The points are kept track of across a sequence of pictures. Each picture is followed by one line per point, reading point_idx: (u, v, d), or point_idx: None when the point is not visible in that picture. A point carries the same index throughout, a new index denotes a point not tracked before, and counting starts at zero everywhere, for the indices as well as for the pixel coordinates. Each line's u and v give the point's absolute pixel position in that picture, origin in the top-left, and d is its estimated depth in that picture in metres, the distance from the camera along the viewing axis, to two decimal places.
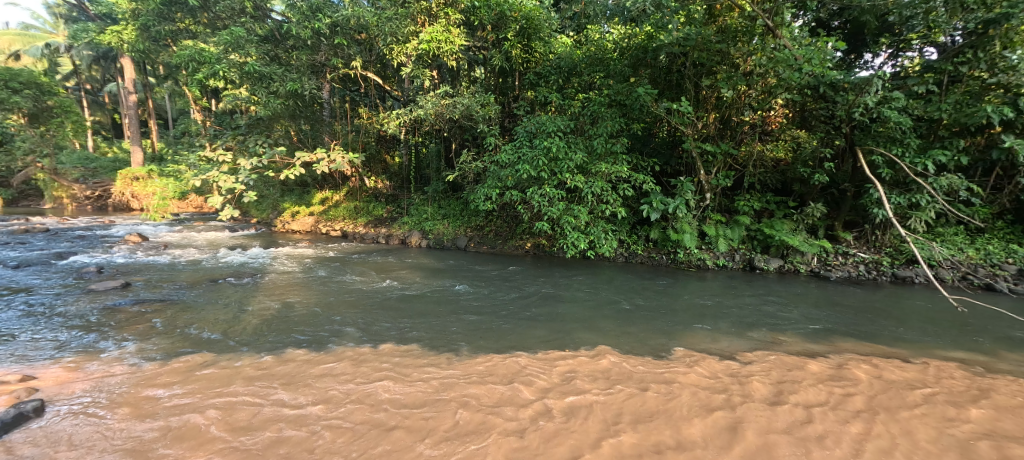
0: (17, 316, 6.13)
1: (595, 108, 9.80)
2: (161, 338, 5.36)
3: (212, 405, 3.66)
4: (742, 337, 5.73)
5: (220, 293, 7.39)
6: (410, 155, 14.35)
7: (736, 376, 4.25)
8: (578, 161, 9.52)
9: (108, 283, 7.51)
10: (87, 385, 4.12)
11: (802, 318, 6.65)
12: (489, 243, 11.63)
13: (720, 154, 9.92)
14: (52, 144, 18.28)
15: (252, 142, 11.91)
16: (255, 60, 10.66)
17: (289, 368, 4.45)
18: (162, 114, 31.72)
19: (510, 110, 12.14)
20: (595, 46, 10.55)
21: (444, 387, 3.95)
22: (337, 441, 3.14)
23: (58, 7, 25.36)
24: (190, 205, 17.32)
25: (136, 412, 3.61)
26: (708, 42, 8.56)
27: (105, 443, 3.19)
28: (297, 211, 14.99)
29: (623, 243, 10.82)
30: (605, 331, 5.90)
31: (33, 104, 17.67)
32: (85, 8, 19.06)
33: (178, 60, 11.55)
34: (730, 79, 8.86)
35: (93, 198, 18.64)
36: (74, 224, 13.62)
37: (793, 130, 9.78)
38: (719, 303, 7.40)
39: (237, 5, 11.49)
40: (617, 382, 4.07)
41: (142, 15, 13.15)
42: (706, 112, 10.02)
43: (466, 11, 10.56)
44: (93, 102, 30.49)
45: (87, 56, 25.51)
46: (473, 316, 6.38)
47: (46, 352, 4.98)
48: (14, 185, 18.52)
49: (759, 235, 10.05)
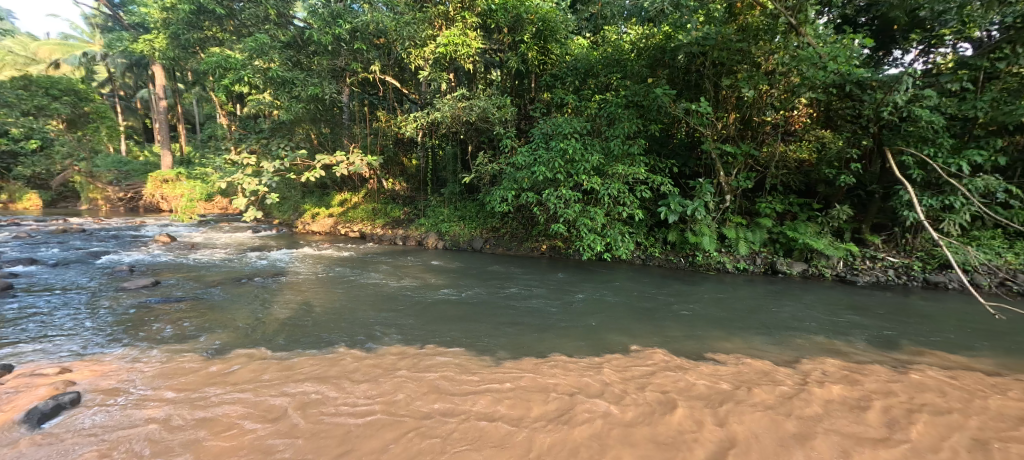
0: (59, 312, 6.47)
1: (612, 109, 9.74)
2: (191, 335, 5.58)
3: (242, 401, 3.82)
4: (766, 343, 5.61)
5: (244, 292, 7.63)
6: (427, 158, 14.52)
7: (760, 386, 4.17)
8: (595, 163, 9.47)
9: (139, 282, 7.82)
10: (120, 378, 4.32)
11: (828, 324, 6.47)
12: (504, 245, 11.67)
13: (741, 155, 9.72)
14: (88, 148, 19.10)
15: (274, 145, 12.18)
16: (278, 66, 10.95)
17: (313, 367, 4.58)
18: (190, 119, 32.84)
19: (525, 112, 12.12)
20: (612, 47, 10.54)
21: (464, 389, 4.04)
22: (358, 440, 3.23)
23: (95, 17, 26.67)
24: (215, 206, 17.91)
25: (167, 406, 3.75)
26: (728, 41, 8.43)
27: (138, 432, 3.35)
28: (317, 212, 15.34)
29: (640, 246, 10.69)
30: (623, 335, 5.85)
31: (71, 110, 18.54)
32: (119, 18, 19.89)
33: (205, 67, 11.94)
34: (752, 79, 8.69)
35: (125, 199, 19.49)
36: (108, 225, 14.24)
37: (817, 130, 9.53)
38: (740, 308, 7.25)
39: (261, 13, 11.81)
40: (638, 389, 4.05)
41: (172, 24, 13.66)
42: (727, 112, 9.86)
43: (483, 15, 10.60)
44: (126, 108, 31.93)
45: (121, 64, 26.67)
46: (490, 319, 6.43)
47: (85, 346, 5.26)
48: (53, 187, 19.46)
49: (782, 238, 9.81)
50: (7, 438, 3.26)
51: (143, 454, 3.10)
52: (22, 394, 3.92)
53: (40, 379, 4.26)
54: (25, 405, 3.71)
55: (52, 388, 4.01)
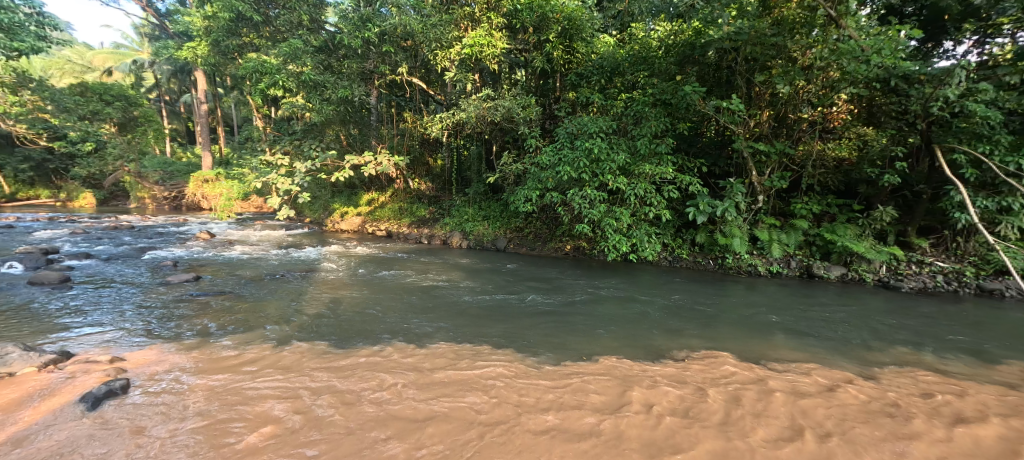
0: (110, 303, 6.93)
1: (638, 108, 9.56)
2: (228, 329, 5.86)
3: (275, 390, 4.02)
4: (798, 350, 5.41)
5: (278, 288, 7.97)
6: (452, 158, 14.67)
7: (788, 392, 4.03)
8: (621, 162, 9.34)
9: (182, 276, 8.28)
10: (164, 367, 4.60)
11: (866, 331, 6.17)
12: (528, 244, 11.69)
13: (775, 154, 9.35)
14: (137, 149, 20.30)
15: (306, 146, 12.61)
16: (311, 70, 11.31)
17: (341, 360, 4.74)
18: (229, 121, 34.38)
19: (551, 112, 12.07)
20: (640, 45, 10.37)
21: (486, 385, 4.13)
22: (382, 428, 3.37)
23: (144, 26, 28.39)
24: (251, 205, 18.72)
25: (207, 394, 3.97)
26: (762, 35, 8.13)
27: (182, 416, 3.59)
28: (346, 211, 15.78)
29: (667, 247, 10.47)
30: (646, 338, 5.76)
31: (122, 114, 19.75)
32: (165, 27, 21.04)
33: (243, 72, 12.49)
34: (787, 74, 8.38)
35: (170, 198, 20.66)
36: (154, 222, 15.12)
37: (858, 126, 9.07)
38: (770, 312, 7.01)
39: (295, 19, 12.22)
40: (661, 392, 3.98)
41: (213, 32, 14.35)
42: (760, 109, 9.52)
43: (508, 14, 10.61)
44: (171, 112, 33.82)
45: (167, 71, 28.29)
46: (512, 319, 6.47)
47: (136, 336, 5.63)
48: (106, 186, 20.80)
49: (819, 240, 9.37)
50: (68, 418, 3.54)
51: (187, 433, 3.34)
52: (79, 379, 4.24)
53: (95, 366, 4.59)
54: (82, 389, 4.01)
55: (104, 375, 4.32)
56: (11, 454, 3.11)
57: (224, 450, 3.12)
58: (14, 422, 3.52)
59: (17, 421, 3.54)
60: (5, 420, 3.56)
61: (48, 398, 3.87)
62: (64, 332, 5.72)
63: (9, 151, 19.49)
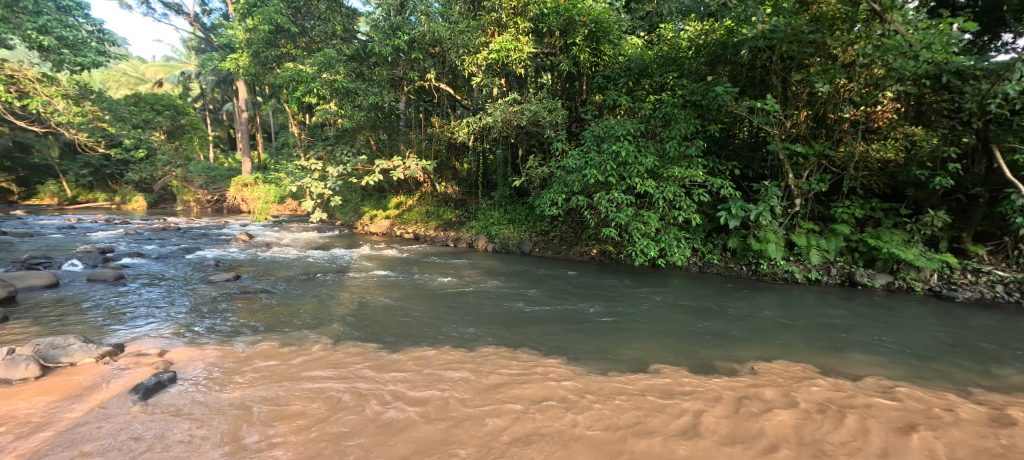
0: (158, 300, 7.39)
1: (667, 110, 9.35)
2: (264, 327, 6.12)
3: (308, 387, 4.21)
4: (835, 361, 5.16)
5: (312, 288, 8.28)
6: (478, 162, 14.78)
7: (823, 407, 3.87)
8: (649, 165, 9.17)
9: (223, 275, 8.72)
10: (207, 361, 4.87)
11: (911, 344, 5.82)
12: (554, 248, 11.66)
13: (813, 156, 8.93)
14: (184, 156, 21.55)
15: (338, 151, 13.06)
16: (343, 78, 11.75)
17: (371, 360, 4.91)
18: (266, 128, 35.92)
19: (577, 115, 12.01)
20: (668, 46, 10.20)
21: (511, 388, 4.19)
22: (411, 427, 3.48)
23: (192, 40, 30.17)
24: (286, 208, 19.54)
25: (246, 388, 4.20)
26: (799, 32, 7.83)
27: (224, 408, 3.81)
28: (375, 214, 16.21)
29: (697, 252, 10.20)
30: (672, 345, 5.64)
31: (171, 123, 21.03)
32: (211, 40, 22.27)
33: (281, 81, 13.07)
34: (827, 72, 8.04)
35: (213, 201, 21.89)
36: (198, 224, 15.99)
37: (906, 126, 8.59)
38: (806, 321, 6.72)
39: (329, 29, 12.66)
40: (687, 403, 3.90)
41: (254, 44, 15.08)
42: (797, 109, 9.17)
43: (535, 19, 10.59)
44: (214, 119, 35.70)
45: (211, 81, 29.90)
46: (535, 323, 6.47)
47: (181, 331, 5.98)
48: (156, 190, 22.19)
49: (862, 246, 8.86)
50: (121, 407, 3.79)
51: (229, 425, 3.54)
52: (131, 371, 4.55)
53: (145, 359, 4.90)
54: (135, 380, 4.31)
55: (154, 367, 4.62)
56: (71, 437, 3.37)
57: (259, 444, 3.27)
58: (73, 410, 3.79)
59: (76, 409, 3.81)
60: (66, 407, 3.84)
61: (104, 388, 4.17)
62: (118, 326, 6.13)
63: (73, 157, 21.15)
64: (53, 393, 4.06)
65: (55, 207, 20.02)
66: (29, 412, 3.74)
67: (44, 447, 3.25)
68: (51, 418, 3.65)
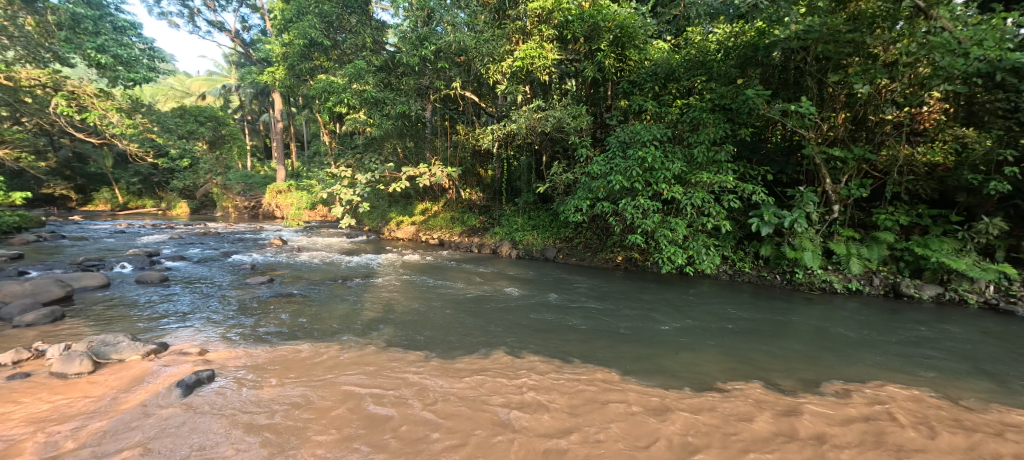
0: (198, 302, 7.76)
1: (695, 114, 9.15)
2: (295, 330, 6.35)
3: (336, 387, 4.35)
4: (881, 380, 4.84)
5: (341, 292, 8.55)
6: (502, 169, 14.87)
7: (869, 434, 3.61)
8: (676, 171, 8.98)
9: (258, 279, 9.08)
10: (242, 361, 5.09)
11: (967, 362, 5.40)
12: (578, 255, 11.57)
13: (853, 160, 8.50)
14: (223, 165, 22.72)
15: (367, 159, 13.45)
16: (372, 88, 12.13)
17: (396, 364, 5.02)
18: (300, 137, 37.34)
19: (602, 121, 11.92)
20: (696, 49, 10.03)
21: (533, 396, 4.21)
22: (434, 432, 3.56)
23: (233, 55, 31.88)
24: (317, 215, 20.26)
25: (278, 387, 4.37)
26: (836, 32, 7.51)
27: (257, 406, 3.99)
28: (401, 220, 16.56)
29: (727, 260, 9.88)
30: (701, 357, 5.46)
31: (213, 133, 22.20)
32: (249, 55, 23.45)
33: (313, 92, 13.58)
34: (867, 72, 7.69)
35: (249, 208, 23.02)
36: (237, 229, 16.76)
37: (955, 127, 8.07)
38: (847, 335, 6.36)
39: (359, 42, 13.10)
40: (719, 424, 3.73)
41: (289, 57, 15.77)
42: (834, 111, 8.80)
43: (559, 26, 10.57)
44: (252, 130, 37.41)
45: (250, 93, 31.39)
46: (558, 332, 6.42)
47: (218, 332, 6.27)
48: (198, 197, 23.48)
49: (908, 255, 8.33)
50: (162, 402, 4.00)
51: (261, 422, 3.71)
52: (171, 368, 4.79)
53: (185, 357, 5.16)
54: (176, 377, 4.54)
55: (193, 365, 4.86)
56: (119, 428, 3.60)
57: (287, 448, 3.34)
58: (120, 403, 4.04)
59: (122, 402, 4.05)
60: (114, 400, 4.09)
61: (147, 383, 4.41)
62: (160, 326, 6.47)
63: (124, 167, 22.66)
64: (103, 388, 4.34)
65: (108, 213, 21.52)
66: (81, 405, 4.00)
67: (94, 437, 3.48)
68: (100, 411, 3.90)
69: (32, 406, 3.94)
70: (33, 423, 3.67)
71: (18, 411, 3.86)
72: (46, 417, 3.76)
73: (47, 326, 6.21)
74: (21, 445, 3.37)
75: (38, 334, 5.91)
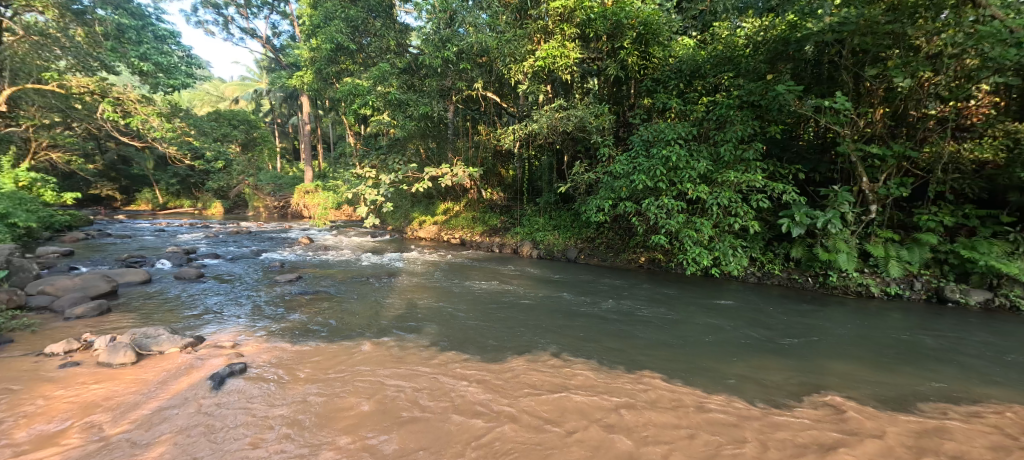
0: (230, 298, 8.06)
1: (722, 111, 8.89)
2: (320, 326, 6.56)
3: (360, 383, 4.48)
4: (920, 391, 4.60)
5: (365, 290, 8.77)
6: (523, 168, 14.84)
7: (906, 451, 3.41)
8: (702, 170, 8.76)
9: (287, 276, 9.40)
10: (271, 355, 5.29)
11: (1018, 374, 5.05)
12: (600, 255, 11.45)
13: (892, 157, 8.07)
14: (254, 166, 23.68)
15: (391, 160, 13.71)
16: (396, 90, 12.36)
17: (418, 361, 5.12)
18: (327, 139, 38.35)
19: (625, 119, 11.77)
20: (723, 45, 9.75)
21: (551, 396, 4.25)
22: (453, 428, 3.64)
23: (264, 60, 33.08)
24: (343, 214, 20.82)
25: (305, 381, 4.53)
26: (874, 23, 7.16)
27: (286, 398, 4.16)
28: (424, 220, 16.81)
29: (756, 262, 9.57)
30: (726, 362, 5.30)
31: (246, 136, 23.10)
32: (280, 60, 24.29)
33: (340, 95, 13.95)
34: (908, 65, 7.31)
35: (279, 208, 23.92)
36: (267, 228, 17.36)
37: (1007, 122, 7.57)
38: (883, 342, 6.04)
39: (383, 45, 13.35)
40: (741, 435, 3.62)
41: (316, 62, 16.22)
42: (872, 107, 8.40)
43: (581, 25, 10.45)
44: (282, 132, 38.65)
45: (280, 97, 32.51)
46: (578, 334, 6.36)
47: (249, 327, 6.53)
48: (231, 197, 24.51)
49: (952, 258, 7.85)
50: (198, 393, 4.20)
51: (291, 413, 3.87)
52: (206, 361, 5.02)
53: (220, 350, 5.41)
54: (211, 369, 4.76)
55: (227, 359, 5.08)
56: (159, 416, 3.81)
57: (311, 439, 3.46)
58: (161, 392, 4.27)
59: (162, 391, 4.28)
60: (155, 390, 4.32)
61: (184, 375, 4.64)
62: (196, 321, 6.78)
63: (164, 169, 23.82)
64: (144, 378, 4.59)
65: (149, 213, 22.65)
66: (124, 393, 4.24)
67: (137, 424, 3.69)
68: (143, 399, 4.13)
69: (82, 393, 4.21)
70: (80, 409, 3.91)
71: (68, 398, 4.12)
72: (92, 404, 4.01)
73: (95, 319, 6.62)
74: (72, 429, 3.61)
75: (87, 326, 6.30)
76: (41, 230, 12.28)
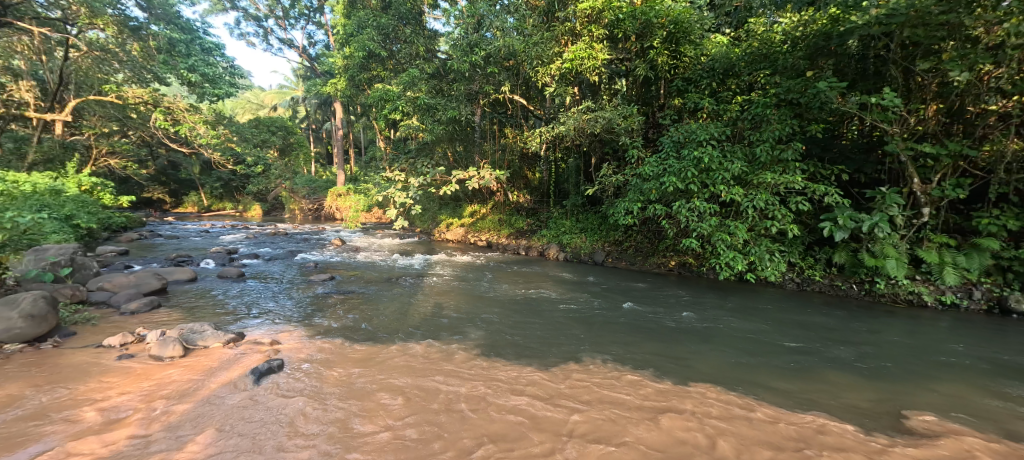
0: (268, 297, 8.42)
1: (757, 110, 8.54)
2: (350, 326, 6.75)
3: (389, 383, 4.60)
4: (975, 410, 4.30)
5: (394, 291, 8.97)
6: (549, 170, 14.77)
7: None
8: (736, 172, 8.45)
9: (320, 277, 9.72)
10: (304, 353, 5.49)
11: None
12: (628, 259, 11.25)
13: (946, 157, 7.51)
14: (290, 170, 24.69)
15: (419, 163, 13.98)
16: (425, 94, 12.61)
17: (445, 363, 5.20)
18: (358, 144, 39.47)
19: (655, 120, 11.53)
20: (759, 41, 9.36)
21: (576, 403, 4.23)
22: (477, 431, 3.69)
23: (301, 69, 34.48)
24: (373, 216, 21.35)
25: (337, 379, 4.69)
26: (926, 14, 6.71)
27: (320, 394, 4.33)
28: (451, 222, 17.01)
29: (794, 267, 9.14)
30: (760, 374, 5.10)
31: (283, 142, 24.13)
32: (315, 68, 25.27)
33: (371, 100, 14.35)
34: (965, 57, 6.80)
35: (313, 210, 24.79)
36: (303, 230, 18.04)
37: None
38: (935, 355, 5.66)
39: (412, 50, 13.63)
40: (773, 450, 3.50)
41: (348, 69, 16.76)
42: (923, 103, 7.86)
43: (610, 26, 10.30)
44: (316, 137, 40.06)
45: (315, 103, 33.75)
46: (605, 340, 6.27)
47: (284, 325, 6.80)
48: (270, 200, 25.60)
49: (1017, 265, 7.22)
50: (240, 386, 4.41)
51: (325, 409, 4.02)
52: (246, 357, 5.26)
53: (258, 347, 5.66)
54: (252, 364, 4.99)
55: (265, 354, 5.31)
56: (206, 406, 4.03)
57: (342, 436, 3.59)
58: (207, 384, 4.51)
59: (208, 383, 4.52)
60: (201, 382, 4.56)
61: (227, 368, 4.88)
62: (236, 318, 7.11)
63: (209, 173, 25.18)
64: (191, 371, 4.85)
65: (196, 214, 23.97)
66: (174, 384, 4.51)
67: (186, 414, 3.91)
68: (191, 390, 4.38)
69: (138, 383, 4.50)
70: (136, 398, 4.19)
71: (126, 387, 4.42)
72: (146, 394, 4.28)
73: (147, 314, 7.06)
74: (130, 416, 3.86)
75: (141, 320, 6.74)
76: (100, 230, 13.20)
